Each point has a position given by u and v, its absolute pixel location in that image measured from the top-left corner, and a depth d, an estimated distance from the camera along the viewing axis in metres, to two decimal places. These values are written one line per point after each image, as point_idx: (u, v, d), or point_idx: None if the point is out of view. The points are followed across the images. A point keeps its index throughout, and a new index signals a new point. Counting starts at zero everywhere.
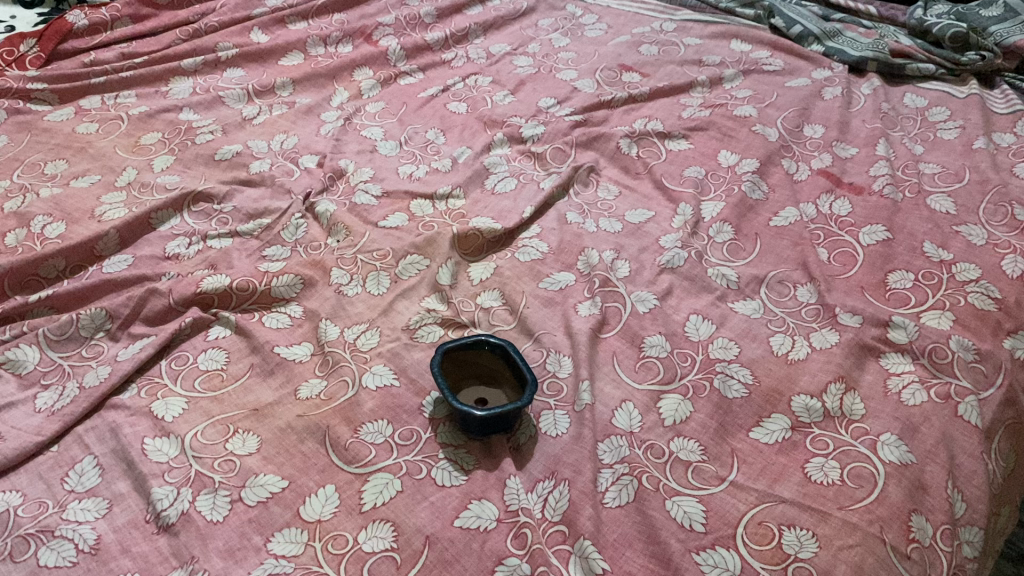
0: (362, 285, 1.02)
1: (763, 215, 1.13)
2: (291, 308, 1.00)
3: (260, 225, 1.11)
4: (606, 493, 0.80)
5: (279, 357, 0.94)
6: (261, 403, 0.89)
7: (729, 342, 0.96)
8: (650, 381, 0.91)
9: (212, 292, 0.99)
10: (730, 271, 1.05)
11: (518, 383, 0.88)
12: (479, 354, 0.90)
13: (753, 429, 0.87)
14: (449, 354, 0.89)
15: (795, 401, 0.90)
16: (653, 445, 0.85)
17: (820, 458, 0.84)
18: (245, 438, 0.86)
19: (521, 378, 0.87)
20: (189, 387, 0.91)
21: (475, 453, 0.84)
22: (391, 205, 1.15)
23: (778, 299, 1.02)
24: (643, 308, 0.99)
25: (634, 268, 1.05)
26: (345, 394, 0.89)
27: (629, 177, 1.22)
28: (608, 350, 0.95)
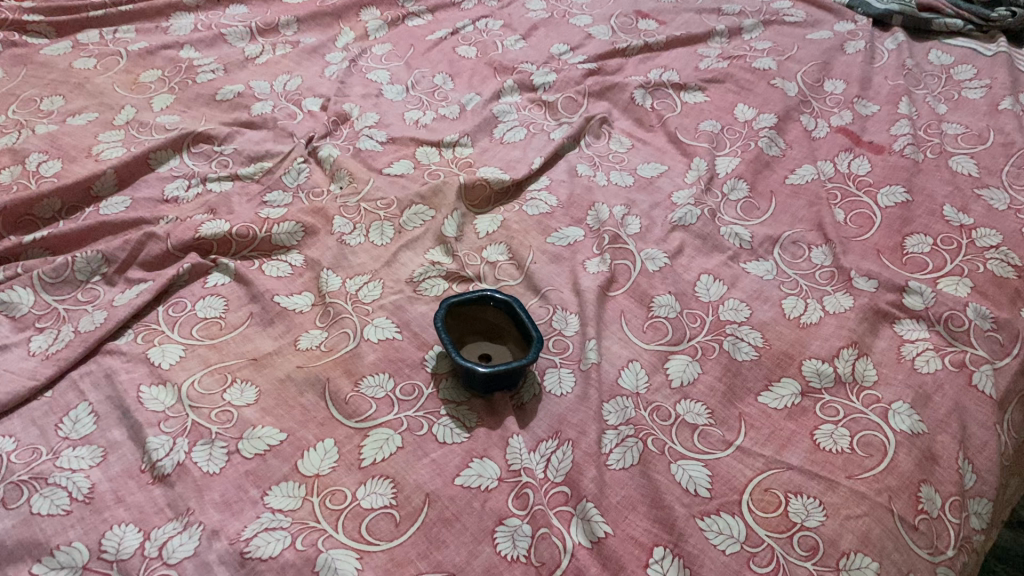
0: (365, 234, 0.99)
1: (779, 173, 1.10)
2: (292, 256, 0.97)
3: (261, 168, 1.08)
4: (610, 454, 0.79)
5: (279, 307, 0.91)
6: (260, 352, 0.87)
7: (741, 304, 0.93)
8: (658, 341, 0.89)
9: (210, 237, 0.96)
10: (743, 230, 1.02)
11: (523, 340, 0.86)
12: (484, 310, 0.88)
13: (763, 394, 0.86)
14: (454, 308, 0.87)
15: (805, 365, 0.88)
16: (660, 407, 0.83)
17: (830, 425, 0.83)
18: (243, 389, 0.84)
19: (527, 335, 0.85)
20: (187, 335, 0.89)
21: (476, 410, 0.83)
22: (396, 152, 1.12)
23: (791, 260, 0.99)
24: (653, 266, 0.97)
25: (645, 225, 1.03)
26: (346, 346, 0.87)
27: (642, 130, 1.19)
28: (616, 308, 0.92)
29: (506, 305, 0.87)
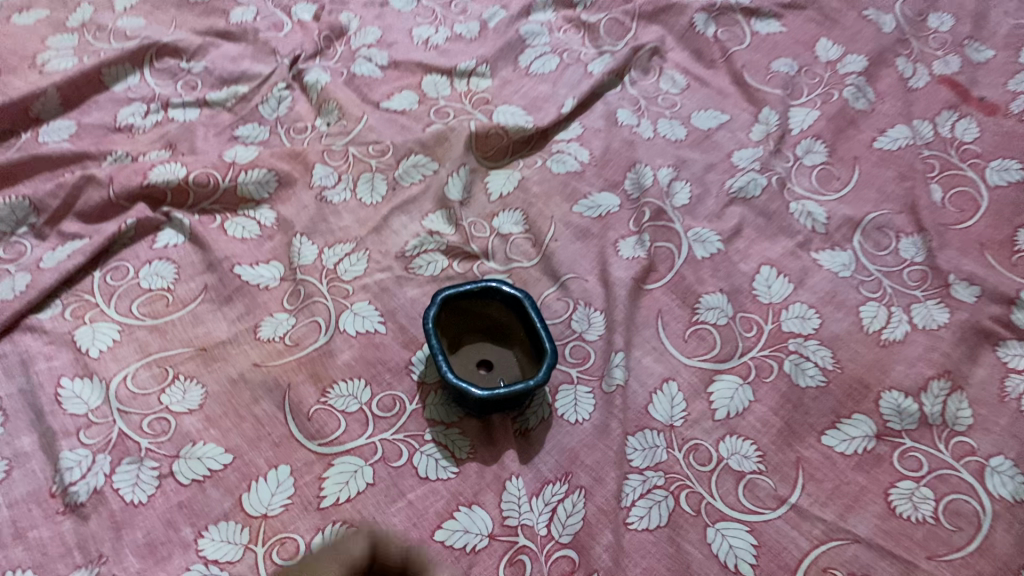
0: (351, 190, 0.81)
1: (865, 133, 0.90)
2: (262, 211, 0.80)
3: (234, 94, 0.89)
4: (631, 510, 0.63)
5: (239, 281, 0.75)
6: (211, 341, 0.71)
7: (808, 310, 0.75)
8: (701, 356, 0.72)
9: (162, 185, 0.79)
10: (817, 208, 0.83)
11: (532, 349, 0.69)
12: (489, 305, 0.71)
13: (827, 433, 0.69)
14: (452, 301, 0.70)
15: (884, 399, 0.70)
16: (698, 446, 0.67)
17: (910, 483, 0.66)
18: (186, 389, 0.68)
19: (537, 345, 0.68)
20: (125, 311, 0.73)
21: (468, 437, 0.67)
22: (398, 80, 0.92)
23: (874, 252, 0.80)
24: (702, 252, 0.79)
25: (697, 194, 0.84)
26: (315, 341, 0.70)
27: (700, 65, 0.98)
28: (652, 307, 0.75)
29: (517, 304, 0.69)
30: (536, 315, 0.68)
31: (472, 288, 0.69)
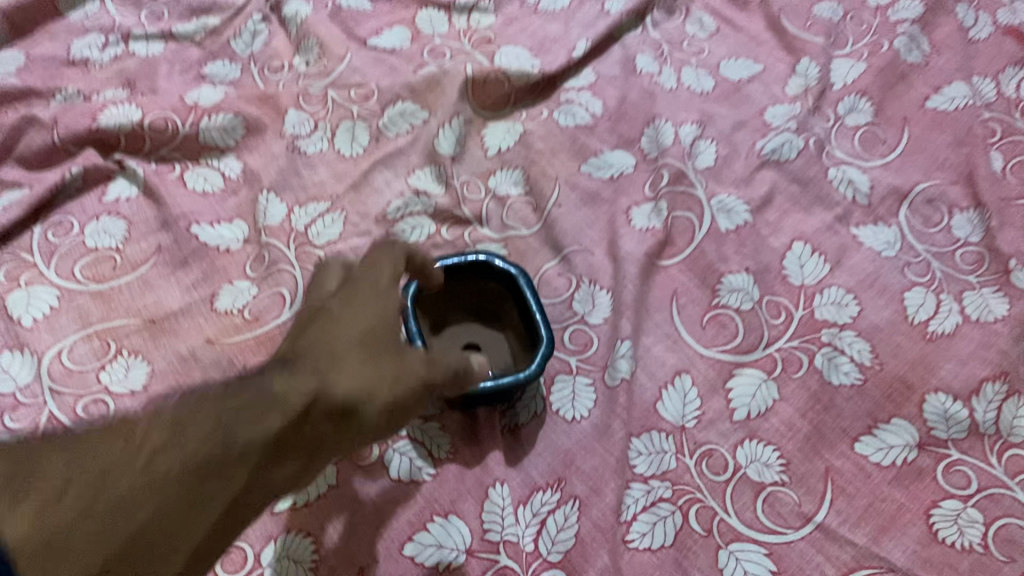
0: (330, 139, 0.72)
1: (918, 90, 0.79)
2: (227, 161, 0.70)
3: (204, 26, 0.79)
4: (631, 525, 0.55)
5: (196, 242, 0.66)
6: (161, 312, 0.62)
7: (846, 295, 0.66)
8: (720, 346, 0.63)
9: (114, 129, 0.69)
10: (860, 175, 0.73)
11: (525, 338, 0.61)
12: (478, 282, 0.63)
13: (861, 439, 0.60)
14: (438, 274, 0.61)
15: (929, 402, 0.61)
16: (712, 452, 0.58)
17: (956, 503, 0.57)
18: (128, 367, 0.60)
19: (531, 334, 0.60)
20: (65, 274, 0.64)
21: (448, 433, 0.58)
22: (390, 15, 0.82)
23: (922, 229, 0.70)
24: (726, 223, 0.69)
25: (724, 154, 0.74)
26: (278, 317, 0.61)
27: (733, 7, 0.87)
28: (667, 286, 0.66)
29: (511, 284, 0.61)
30: (534, 300, 0.60)
31: (462, 261, 0.61)
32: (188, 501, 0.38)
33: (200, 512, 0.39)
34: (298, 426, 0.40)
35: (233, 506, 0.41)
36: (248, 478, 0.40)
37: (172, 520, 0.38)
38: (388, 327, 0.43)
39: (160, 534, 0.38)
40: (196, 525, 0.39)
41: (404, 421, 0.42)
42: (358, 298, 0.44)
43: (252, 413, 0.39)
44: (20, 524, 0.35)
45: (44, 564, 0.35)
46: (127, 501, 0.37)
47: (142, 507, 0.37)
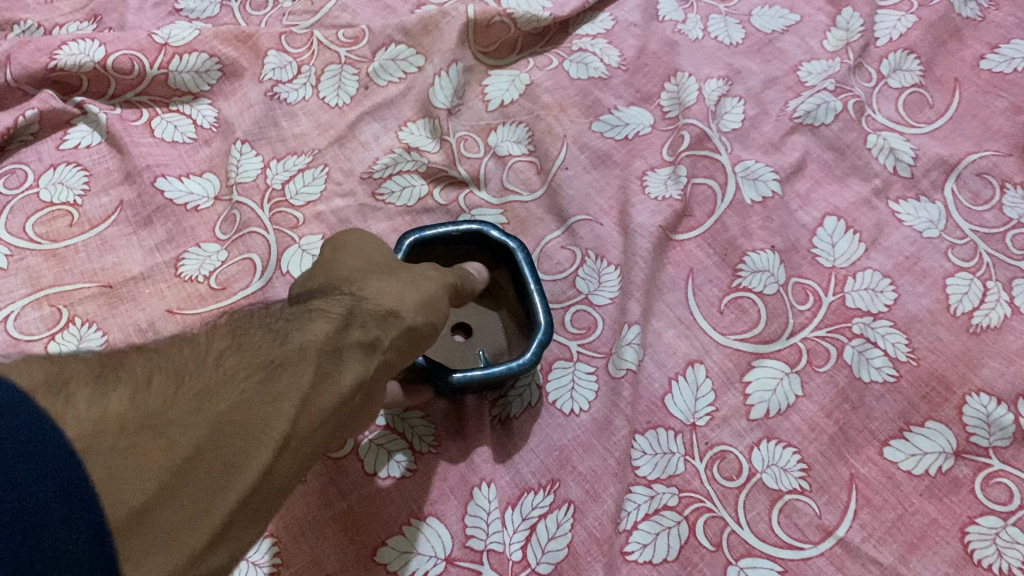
0: (315, 87, 0.65)
1: (971, 47, 0.70)
2: (200, 108, 0.64)
3: None
4: (631, 535, 0.49)
5: (160, 198, 0.59)
6: (119, 275, 0.56)
7: (880, 280, 0.59)
8: (739, 333, 0.57)
9: (73, 70, 0.62)
10: (902, 143, 0.66)
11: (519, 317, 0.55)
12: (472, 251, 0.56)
13: (892, 444, 0.53)
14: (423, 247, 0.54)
15: (969, 404, 0.54)
16: (725, 455, 0.52)
17: (996, 520, 0.50)
18: (82, 336, 0.53)
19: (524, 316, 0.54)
20: (16, 231, 0.57)
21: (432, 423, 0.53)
22: None
23: (970, 207, 0.63)
24: (751, 193, 0.62)
25: (752, 115, 0.67)
26: (246, 288, 0.55)
27: None
28: (682, 264, 0.60)
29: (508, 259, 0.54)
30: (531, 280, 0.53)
31: (454, 232, 0.54)
32: (264, 396, 0.33)
33: (279, 409, 0.33)
34: (355, 334, 0.39)
35: (310, 408, 0.35)
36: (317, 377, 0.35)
37: (251, 414, 0.32)
38: (384, 257, 0.46)
39: (239, 429, 0.31)
40: (280, 423, 0.33)
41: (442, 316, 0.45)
42: (347, 245, 0.47)
43: (301, 325, 0.38)
44: (92, 409, 0.28)
45: (124, 447, 0.28)
46: (203, 394, 0.32)
47: (221, 399, 0.32)
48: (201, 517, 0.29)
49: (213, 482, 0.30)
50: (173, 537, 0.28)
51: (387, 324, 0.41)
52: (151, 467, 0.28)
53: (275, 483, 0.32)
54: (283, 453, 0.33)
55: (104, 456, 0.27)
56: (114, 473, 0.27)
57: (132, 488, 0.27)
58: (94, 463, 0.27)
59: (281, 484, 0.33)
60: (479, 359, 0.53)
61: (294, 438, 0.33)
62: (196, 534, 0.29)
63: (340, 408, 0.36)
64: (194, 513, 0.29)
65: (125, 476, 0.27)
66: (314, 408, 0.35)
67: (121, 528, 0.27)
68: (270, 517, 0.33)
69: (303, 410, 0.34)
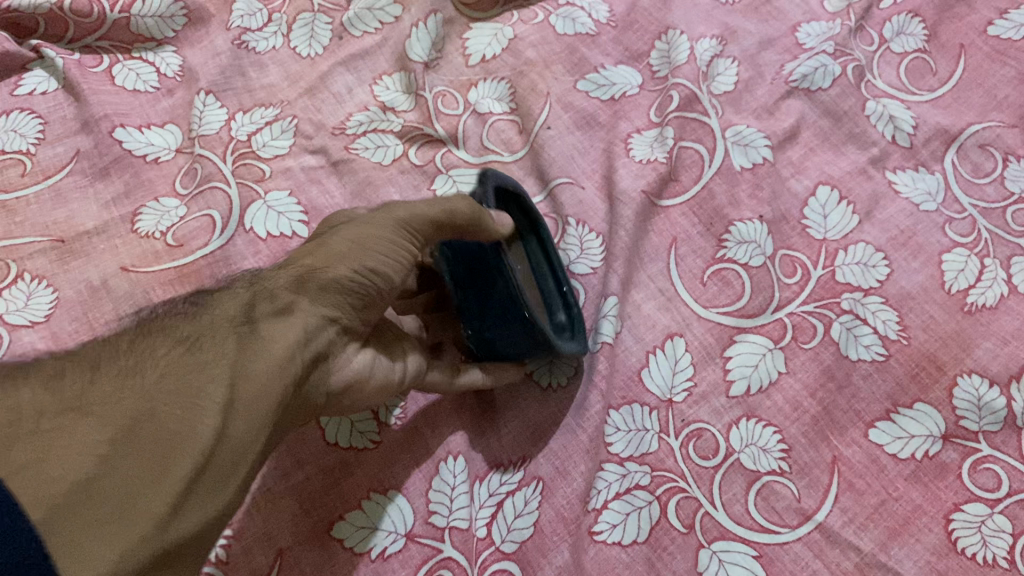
0: (286, 36, 0.62)
1: (981, 11, 0.67)
2: (163, 54, 0.61)
3: None
4: (601, 515, 0.47)
5: (118, 149, 0.56)
6: (72, 229, 0.54)
7: (874, 254, 0.56)
8: (722, 307, 0.54)
9: (29, 11, 0.59)
10: (902, 111, 0.63)
11: None
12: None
13: (877, 426, 0.51)
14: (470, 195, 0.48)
15: (960, 387, 0.52)
16: (702, 433, 0.50)
17: (982, 508, 0.48)
18: (32, 291, 0.51)
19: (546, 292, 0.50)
20: None
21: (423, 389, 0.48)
22: None
23: (970, 179, 0.60)
24: (741, 159, 0.59)
25: (746, 77, 0.64)
26: (205, 246, 0.52)
27: None
28: (666, 232, 0.57)
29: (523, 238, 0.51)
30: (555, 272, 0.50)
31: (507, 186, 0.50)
32: (184, 368, 0.33)
33: (201, 377, 0.33)
34: (271, 303, 0.38)
35: (243, 371, 0.34)
36: (238, 341, 0.35)
37: (176, 385, 0.32)
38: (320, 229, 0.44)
39: (163, 400, 0.31)
40: (208, 389, 0.33)
41: (396, 266, 0.42)
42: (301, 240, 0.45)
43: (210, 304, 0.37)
44: (2, 403, 0.29)
45: (45, 431, 0.29)
46: (119, 376, 0.32)
47: (143, 377, 0.32)
48: (155, 487, 0.29)
49: (156, 455, 0.30)
50: (126, 512, 0.28)
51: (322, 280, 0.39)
52: (81, 452, 0.28)
53: (225, 446, 0.32)
54: (229, 418, 0.33)
55: (19, 448, 0.27)
56: (26, 466, 0.27)
57: (66, 470, 0.27)
58: (8, 457, 0.27)
59: (235, 448, 0.32)
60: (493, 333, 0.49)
61: (237, 402, 0.33)
62: (155, 501, 0.28)
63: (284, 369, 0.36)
64: (147, 481, 0.29)
65: (57, 457, 0.27)
66: (249, 372, 0.34)
67: (62, 506, 0.26)
68: (239, 472, 0.32)
69: (235, 376, 0.34)
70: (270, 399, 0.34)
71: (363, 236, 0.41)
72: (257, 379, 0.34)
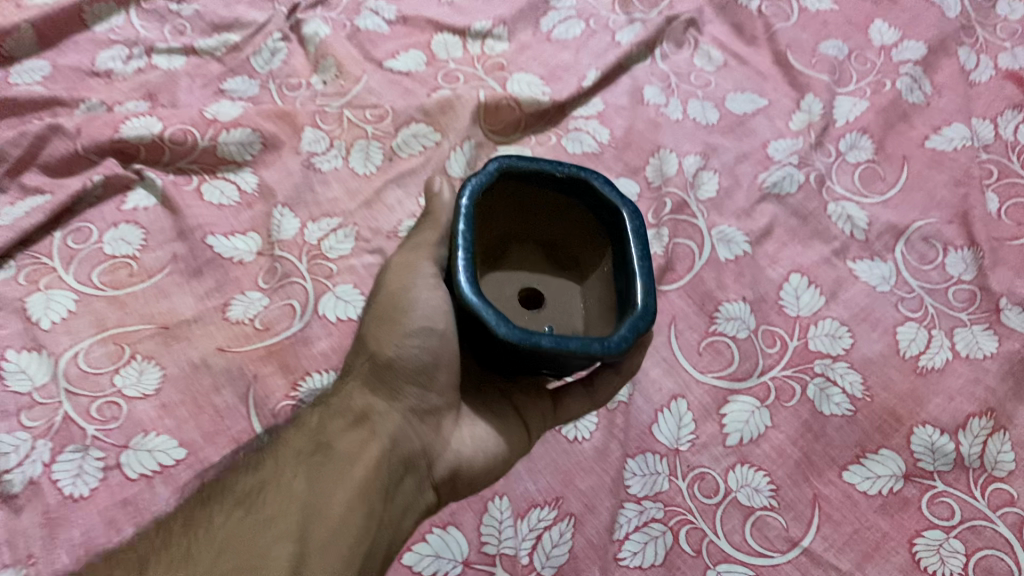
0: (345, 159, 0.74)
1: (917, 129, 0.81)
2: (243, 175, 0.72)
3: (225, 42, 0.81)
4: (623, 544, 0.56)
5: (210, 253, 0.68)
6: (174, 318, 0.64)
7: (840, 327, 0.68)
8: (716, 372, 0.65)
9: (134, 140, 0.72)
10: (858, 211, 0.75)
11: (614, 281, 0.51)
12: (566, 215, 0.54)
13: (850, 469, 0.61)
14: (511, 178, 0.52)
15: (917, 434, 0.62)
16: (705, 476, 0.60)
17: (940, 534, 0.58)
18: (142, 370, 0.61)
19: (620, 282, 0.50)
20: (83, 279, 0.66)
21: (498, 440, 0.57)
22: (406, 38, 0.85)
23: (917, 266, 0.72)
24: (726, 253, 0.71)
25: (726, 186, 0.76)
26: (288, 328, 0.64)
27: (740, 41, 0.90)
28: (666, 312, 0.68)
29: (608, 211, 0.52)
30: (636, 246, 0.49)
31: (557, 172, 0.51)
32: (255, 530, 0.45)
33: (272, 536, 0.44)
34: (348, 423, 0.51)
35: (318, 514, 0.46)
36: (309, 480, 0.48)
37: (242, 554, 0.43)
38: (366, 312, 0.56)
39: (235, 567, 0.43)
40: (282, 545, 0.44)
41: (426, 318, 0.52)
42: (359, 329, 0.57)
43: (282, 463, 0.49)
44: None
45: None
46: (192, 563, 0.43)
47: (213, 556, 0.43)
48: None
49: None
50: None
51: (389, 379, 0.53)
52: None
53: None
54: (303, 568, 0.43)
55: None
56: None
57: None
58: None
59: None
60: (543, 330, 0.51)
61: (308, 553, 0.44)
62: None
63: (353, 506, 0.47)
64: None
65: None
66: (323, 515, 0.46)
67: None
68: None
69: (306, 529, 0.45)
70: (348, 531, 0.46)
71: (384, 315, 0.54)
72: (327, 526, 0.45)
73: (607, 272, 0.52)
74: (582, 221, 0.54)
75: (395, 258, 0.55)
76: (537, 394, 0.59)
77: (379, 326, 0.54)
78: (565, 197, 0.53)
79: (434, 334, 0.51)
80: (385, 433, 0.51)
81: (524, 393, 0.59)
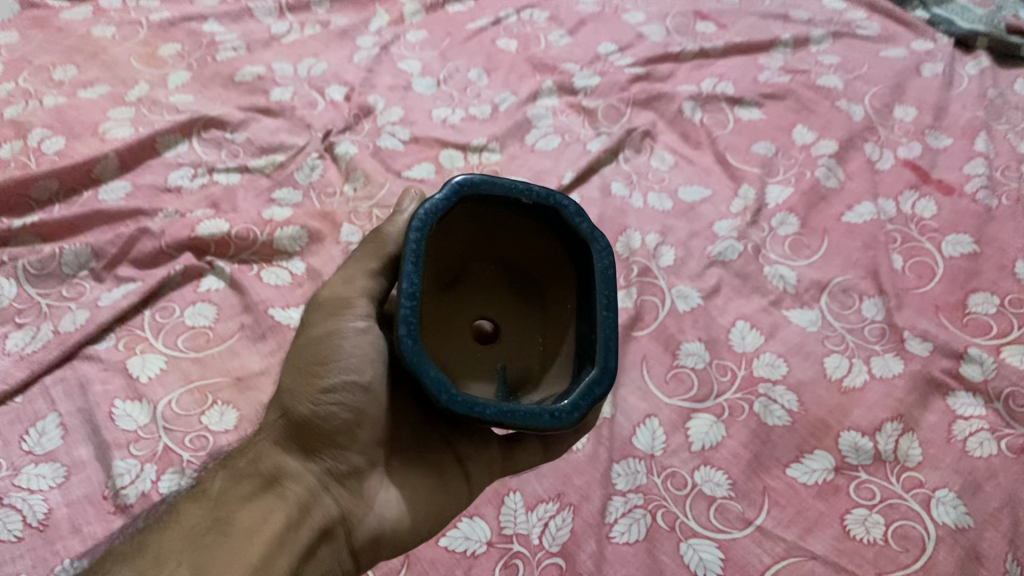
0: None
1: (835, 208, 1.00)
2: (293, 263, 0.90)
3: (272, 162, 1.01)
4: (613, 526, 0.71)
5: (271, 320, 0.84)
6: (246, 371, 0.81)
7: (777, 358, 0.85)
8: (680, 396, 0.81)
9: (207, 238, 0.90)
10: (789, 272, 0.93)
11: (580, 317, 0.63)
12: (540, 238, 0.66)
13: (791, 466, 0.77)
14: (481, 199, 0.63)
15: (843, 437, 0.78)
16: (675, 474, 0.75)
17: (864, 510, 0.73)
18: (223, 412, 0.77)
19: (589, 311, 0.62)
20: (170, 345, 0.82)
21: (425, 489, 0.68)
22: (418, 153, 1.05)
23: (839, 311, 0.89)
24: (683, 305, 0.89)
25: (681, 256, 0.95)
26: None
27: (688, 146, 1.10)
28: (638, 352, 0.85)
29: (578, 237, 0.63)
30: (603, 291, 0.60)
31: (525, 198, 0.63)
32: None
33: None
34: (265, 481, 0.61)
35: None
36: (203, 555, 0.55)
37: None
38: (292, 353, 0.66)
39: None
40: None
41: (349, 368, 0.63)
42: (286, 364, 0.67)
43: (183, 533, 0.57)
44: None
45: None
46: None
47: None
48: None
49: None
50: None
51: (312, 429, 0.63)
52: None
53: None
54: None
55: None
56: None
57: None
58: None
59: None
60: (496, 369, 0.63)
61: None
62: None
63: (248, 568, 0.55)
64: None
65: None
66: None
67: None
68: None
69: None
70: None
71: (309, 361, 0.64)
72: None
73: (570, 308, 0.64)
74: (552, 243, 0.65)
75: (324, 299, 0.66)
76: (481, 443, 0.70)
77: (297, 378, 0.64)
78: (536, 221, 0.65)
79: (358, 389, 0.64)
80: (297, 493, 0.61)
81: (464, 441, 0.70)
